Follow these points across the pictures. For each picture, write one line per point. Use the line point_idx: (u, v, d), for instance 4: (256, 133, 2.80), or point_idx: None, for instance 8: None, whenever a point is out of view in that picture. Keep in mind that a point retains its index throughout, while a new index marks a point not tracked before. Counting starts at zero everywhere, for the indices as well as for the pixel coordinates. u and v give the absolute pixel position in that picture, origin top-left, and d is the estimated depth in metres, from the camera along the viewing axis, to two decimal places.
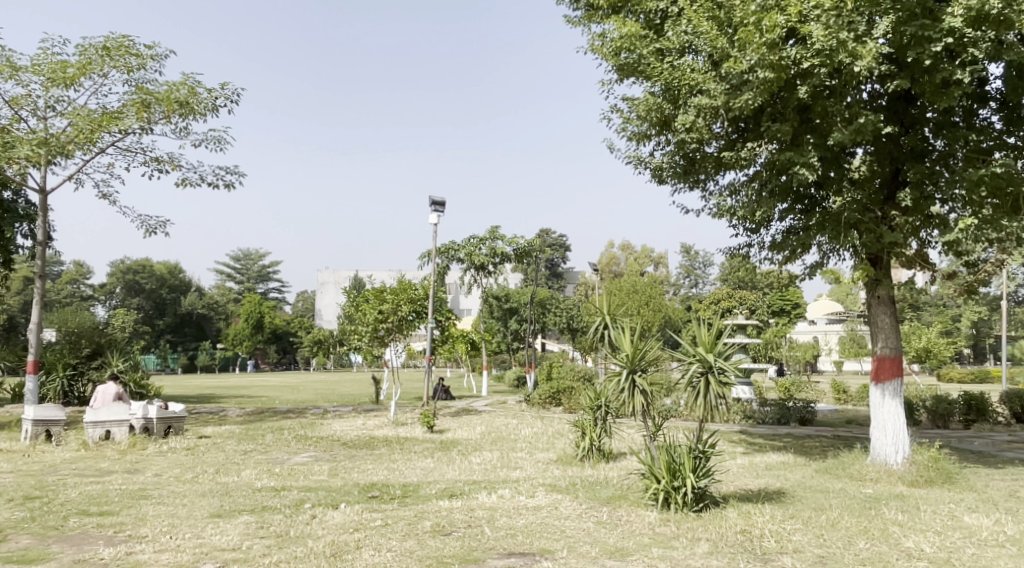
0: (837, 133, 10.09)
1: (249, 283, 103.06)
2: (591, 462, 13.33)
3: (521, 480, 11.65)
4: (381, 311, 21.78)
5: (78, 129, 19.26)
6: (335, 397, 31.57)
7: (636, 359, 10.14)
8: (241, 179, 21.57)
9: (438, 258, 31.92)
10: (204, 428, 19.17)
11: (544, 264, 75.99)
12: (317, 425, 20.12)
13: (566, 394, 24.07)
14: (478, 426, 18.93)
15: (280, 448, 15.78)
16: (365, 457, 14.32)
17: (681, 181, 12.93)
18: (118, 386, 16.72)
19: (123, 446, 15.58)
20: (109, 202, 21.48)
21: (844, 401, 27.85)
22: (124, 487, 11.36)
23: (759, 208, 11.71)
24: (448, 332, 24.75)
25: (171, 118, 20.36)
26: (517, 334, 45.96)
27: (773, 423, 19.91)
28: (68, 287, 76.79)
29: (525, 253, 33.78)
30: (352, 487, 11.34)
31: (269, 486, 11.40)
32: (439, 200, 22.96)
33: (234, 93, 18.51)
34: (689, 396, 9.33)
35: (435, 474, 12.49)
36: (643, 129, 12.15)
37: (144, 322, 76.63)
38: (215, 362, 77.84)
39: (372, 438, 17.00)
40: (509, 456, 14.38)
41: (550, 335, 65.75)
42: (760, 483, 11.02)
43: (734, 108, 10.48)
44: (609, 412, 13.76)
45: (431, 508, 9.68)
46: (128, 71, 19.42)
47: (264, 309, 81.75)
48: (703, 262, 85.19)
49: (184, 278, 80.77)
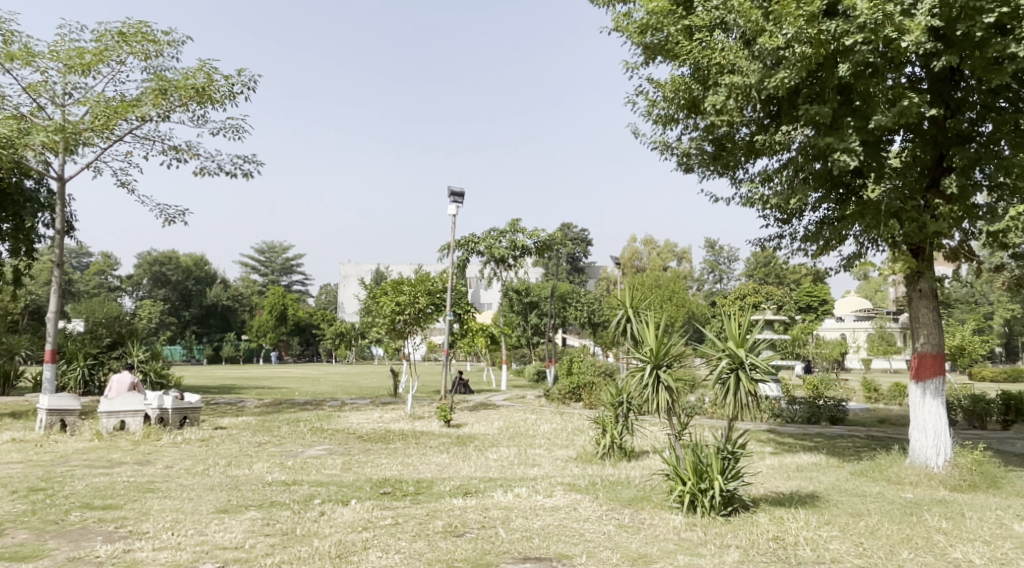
0: (880, 115, 9.53)
1: (273, 275, 103.65)
2: (612, 460, 12.85)
3: (539, 478, 11.19)
4: (398, 303, 21.41)
5: (96, 117, 19.11)
6: (354, 390, 31.36)
7: (661, 354, 9.60)
8: (259, 168, 21.32)
9: (458, 251, 31.54)
10: (220, 419, 18.95)
11: (566, 258, 75.45)
12: (334, 418, 19.83)
13: (586, 390, 23.56)
14: (497, 421, 18.50)
15: (294, 441, 15.48)
16: (379, 452, 13.95)
17: (710, 168, 12.39)
18: (132, 376, 16.47)
19: (137, 436, 15.36)
20: (128, 191, 21.35)
21: (875, 400, 27.00)
22: (132, 479, 11.08)
23: (794, 196, 11.14)
24: (467, 325, 24.34)
25: (188, 106, 20.13)
26: (538, 328, 45.53)
27: (802, 421, 19.24)
28: (95, 278, 77.73)
29: (546, 246, 33.28)
30: (364, 483, 10.95)
31: (279, 481, 11.05)
32: (458, 190, 22.54)
33: (250, 79, 18.21)
34: (718, 393, 8.79)
35: (450, 470, 12.07)
36: (670, 113, 11.62)
37: (169, 314, 77.27)
38: (239, 353, 78.42)
39: (388, 432, 16.65)
40: (527, 452, 13.94)
41: (572, 330, 65.21)
42: (791, 485, 10.47)
43: (768, 88, 9.93)
44: (631, 409, 13.24)
45: (443, 506, 9.26)
46: (146, 58, 19.23)
47: (287, 301, 82.11)
48: (728, 257, 84.04)
49: (209, 270, 81.37)
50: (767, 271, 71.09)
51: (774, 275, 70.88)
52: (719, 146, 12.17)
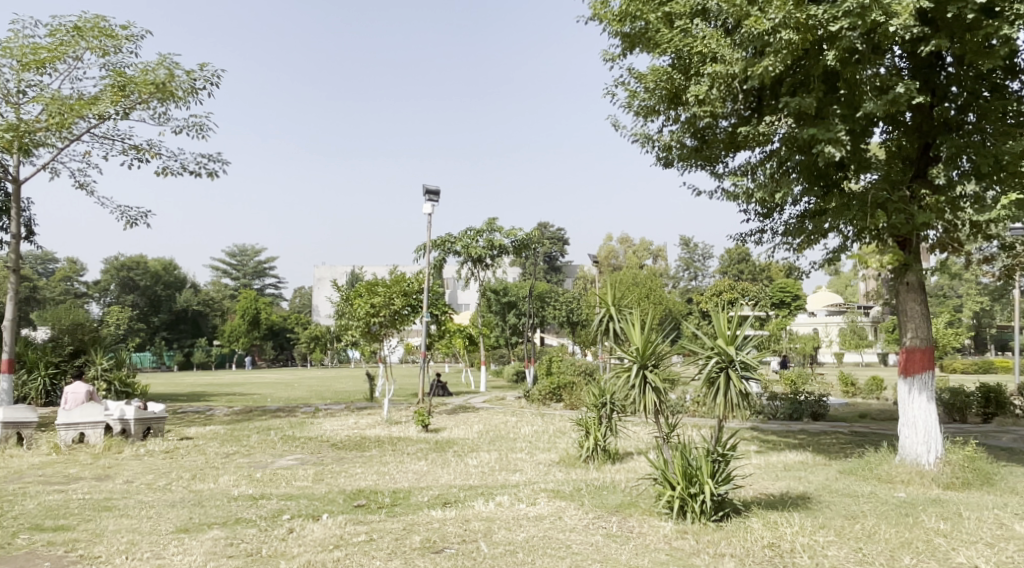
0: (868, 103, 9.23)
1: (246, 279, 102.02)
2: (597, 464, 12.43)
3: (521, 485, 10.72)
4: (372, 304, 20.80)
5: (51, 116, 18.29)
6: (329, 394, 30.65)
7: (647, 354, 9.16)
8: (225, 167, 20.63)
9: (434, 251, 30.98)
10: (187, 429, 18.23)
11: (542, 257, 75.20)
12: (307, 425, 19.19)
13: (566, 390, 23.16)
14: (476, 425, 18.02)
15: (265, 450, 14.86)
16: (354, 460, 13.40)
17: (692, 161, 12.01)
18: (89, 386, 15.62)
19: (98, 449, 14.64)
20: (87, 193, 20.56)
21: (853, 394, 27.00)
22: (88, 496, 10.42)
23: (778, 189, 10.81)
24: (444, 326, 23.79)
25: (150, 103, 19.37)
26: (515, 328, 45.13)
27: (784, 418, 19.02)
28: (61, 283, 75.73)
29: (524, 245, 32.86)
30: (337, 495, 10.39)
31: (247, 495, 10.45)
32: (433, 189, 22.02)
33: (214, 75, 17.52)
34: (707, 394, 8.38)
35: (428, 478, 11.56)
36: (651, 105, 11.22)
37: (139, 319, 75.57)
38: (211, 358, 77.03)
39: (363, 438, 16.07)
40: (508, 457, 13.47)
41: (549, 329, 64.95)
42: (781, 486, 10.11)
43: (753, 76, 9.59)
44: (615, 410, 12.84)
45: (421, 519, 8.75)
46: (104, 54, 18.47)
47: (260, 305, 80.79)
48: (703, 254, 84.36)
49: (179, 274, 79.69)
50: (742, 267, 71.44)
51: (748, 271, 71.24)
52: (700, 140, 11.82)
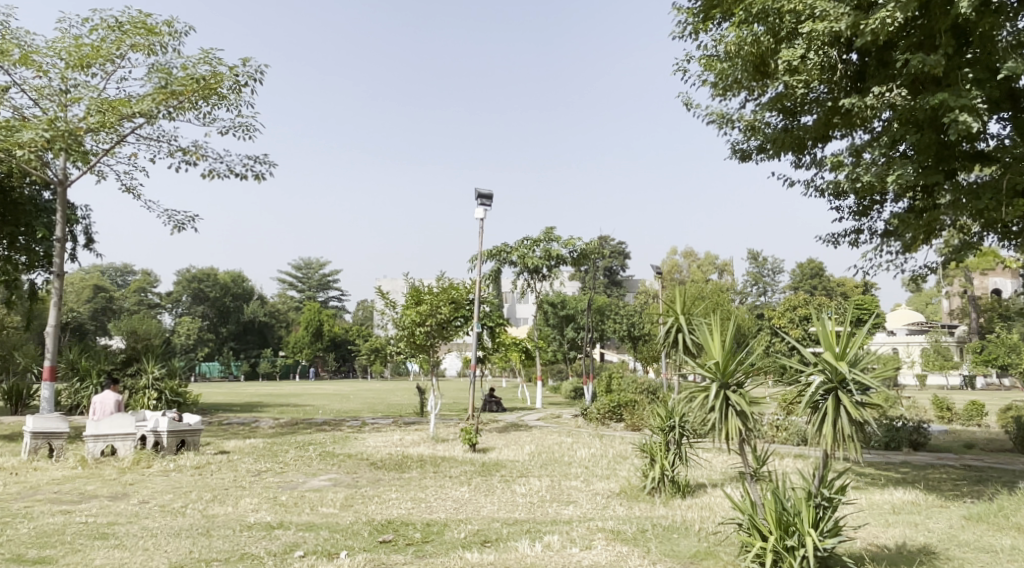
0: (1009, 64, 7.50)
1: (311, 291, 103.35)
2: (663, 497, 10.80)
3: (575, 522, 9.17)
4: (419, 313, 19.58)
5: (93, 114, 17.75)
6: (382, 408, 29.68)
7: (730, 371, 7.51)
8: (273, 169, 19.76)
9: (489, 261, 29.72)
10: (226, 442, 17.29)
11: (604, 271, 73.39)
12: (351, 441, 18.04)
13: (628, 409, 21.47)
14: (529, 445, 16.53)
15: (298, 468, 13.70)
16: (390, 484, 12.08)
17: (781, 146, 10.39)
18: (119, 396, 14.92)
19: (125, 463, 13.78)
20: (134, 197, 20.05)
21: (948, 419, 24.39)
22: (91, 518, 9.38)
23: (889, 174, 9.10)
24: (499, 339, 22.38)
25: (195, 104, 18.67)
26: (575, 342, 43.56)
27: (876, 446, 16.87)
28: (136, 294, 77.85)
29: (583, 256, 31.36)
30: (363, 527, 9.05)
31: (262, 522, 9.24)
32: (485, 192, 20.76)
33: (256, 70, 16.56)
34: (813, 422, 6.64)
35: (468, 509, 10.11)
36: (736, 78, 9.72)
37: (208, 330, 76.99)
38: (276, 369, 78.00)
39: (405, 457, 14.78)
40: (561, 484, 11.93)
41: (610, 344, 63.15)
42: (894, 535, 8.27)
43: (862, 34, 7.98)
44: (685, 434, 11.23)
45: (452, 563, 7.31)
46: (147, 52, 17.83)
47: (323, 317, 81.23)
48: (772, 269, 80.95)
49: (247, 286, 80.89)
50: (815, 283, 68.10)
51: (821, 286, 67.80)
52: (791, 120, 10.30)
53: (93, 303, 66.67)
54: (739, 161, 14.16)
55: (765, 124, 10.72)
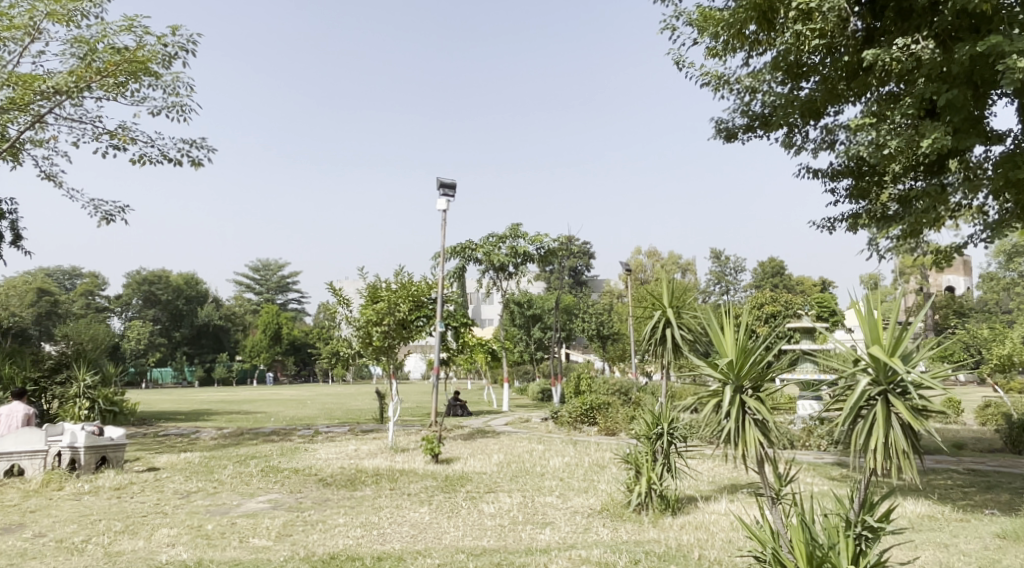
0: None
1: (269, 293, 100.37)
2: (651, 515, 9.45)
3: (554, 551, 7.77)
4: (376, 312, 18.05)
5: (3, 90, 15.78)
6: (339, 414, 27.93)
7: (744, 371, 6.20)
8: (212, 154, 17.94)
9: (453, 258, 28.20)
10: (157, 457, 15.47)
11: (569, 271, 72.46)
12: (300, 452, 16.37)
13: (601, 412, 20.17)
14: (496, 454, 15.10)
15: (234, 488, 12.03)
16: (339, 505, 10.55)
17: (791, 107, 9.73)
18: (27, 407, 13.12)
19: (32, 485, 12.00)
20: (56, 185, 18.12)
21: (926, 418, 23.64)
22: None
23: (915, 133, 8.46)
24: (463, 339, 20.88)
25: (123, 81, 16.78)
26: (542, 343, 42.32)
27: None
28: (84, 297, 74.17)
29: (550, 253, 30.08)
30: (300, 564, 7.53)
31: (178, 561, 7.65)
32: (448, 181, 19.28)
33: (189, 39, 14.74)
34: (857, 436, 5.24)
35: (427, 536, 8.64)
36: (749, 25, 9.00)
37: (161, 334, 73.83)
38: (232, 374, 75.29)
39: (359, 471, 13.21)
40: (533, 501, 10.50)
41: (577, 344, 62.09)
42: (929, 564, 7.04)
43: None
44: (674, 443, 9.94)
45: None
46: (66, 23, 15.96)
47: (282, 319, 78.78)
48: (735, 268, 80.81)
49: (202, 288, 77.91)
50: (778, 281, 67.98)
51: (784, 285, 67.68)
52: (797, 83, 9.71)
53: (38, 306, 63.17)
54: (724, 142, 13.08)
55: (768, 89, 10.02)
